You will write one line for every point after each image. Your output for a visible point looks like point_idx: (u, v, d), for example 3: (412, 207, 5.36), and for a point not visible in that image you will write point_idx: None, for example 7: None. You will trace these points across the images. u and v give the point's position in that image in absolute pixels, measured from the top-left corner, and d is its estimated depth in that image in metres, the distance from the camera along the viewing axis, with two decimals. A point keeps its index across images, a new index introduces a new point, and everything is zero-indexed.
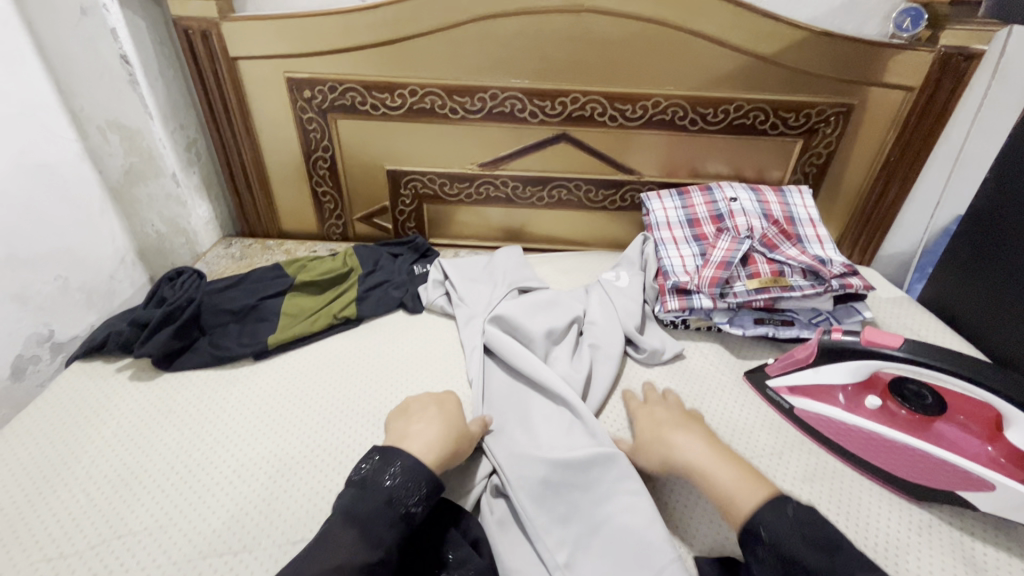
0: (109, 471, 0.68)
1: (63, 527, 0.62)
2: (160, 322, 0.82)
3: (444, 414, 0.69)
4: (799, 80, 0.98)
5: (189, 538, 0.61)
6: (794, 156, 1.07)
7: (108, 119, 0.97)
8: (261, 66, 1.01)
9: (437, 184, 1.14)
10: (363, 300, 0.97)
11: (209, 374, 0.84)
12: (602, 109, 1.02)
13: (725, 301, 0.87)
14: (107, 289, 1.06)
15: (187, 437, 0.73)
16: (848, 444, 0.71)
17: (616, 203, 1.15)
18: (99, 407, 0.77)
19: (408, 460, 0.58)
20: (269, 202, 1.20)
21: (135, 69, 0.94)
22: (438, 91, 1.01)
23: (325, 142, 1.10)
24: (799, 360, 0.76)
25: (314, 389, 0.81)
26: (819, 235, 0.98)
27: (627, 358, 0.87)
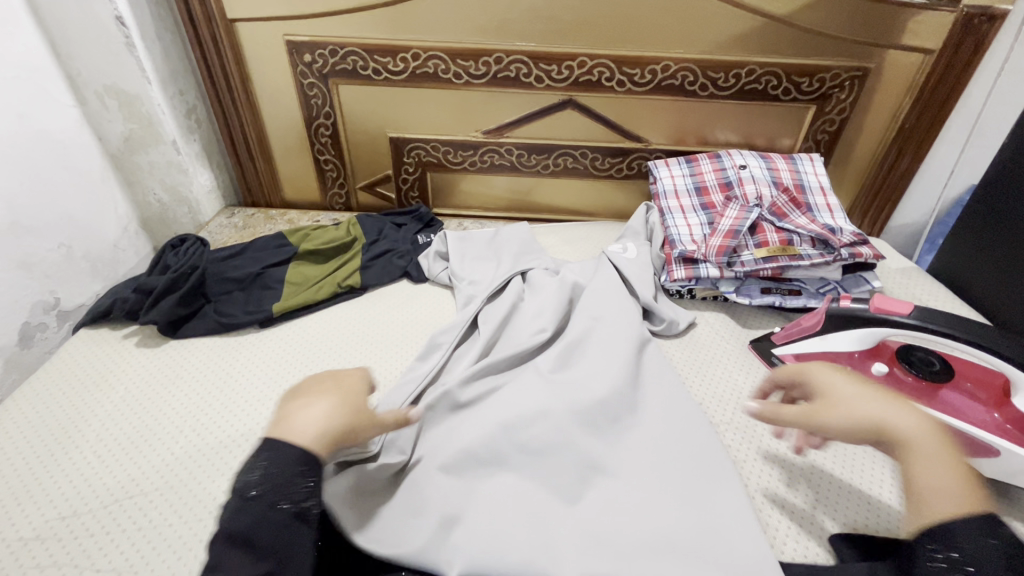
0: (119, 434, 0.69)
1: (75, 487, 0.63)
2: (165, 289, 0.83)
3: (342, 391, 0.53)
4: (814, 42, 0.95)
5: (201, 498, 0.62)
6: (806, 123, 1.04)
7: (105, 83, 0.96)
8: (260, 28, 0.99)
9: (440, 152, 1.12)
10: (367, 269, 0.96)
11: (218, 340, 0.84)
12: (609, 73, 0.99)
13: (732, 271, 0.86)
14: (111, 258, 1.06)
15: (195, 402, 0.74)
16: None
17: (622, 172, 1.14)
18: (107, 374, 0.78)
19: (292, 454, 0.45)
20: (271, 170, 1.19)
21: (132, 32, 0.93)
22: (442, 55, 0.99)
23: (326, 108, 1.08)
24: (806, 328, 0.75)
25: (322, 356, 0.81)
26: (829, 203, 0.96)
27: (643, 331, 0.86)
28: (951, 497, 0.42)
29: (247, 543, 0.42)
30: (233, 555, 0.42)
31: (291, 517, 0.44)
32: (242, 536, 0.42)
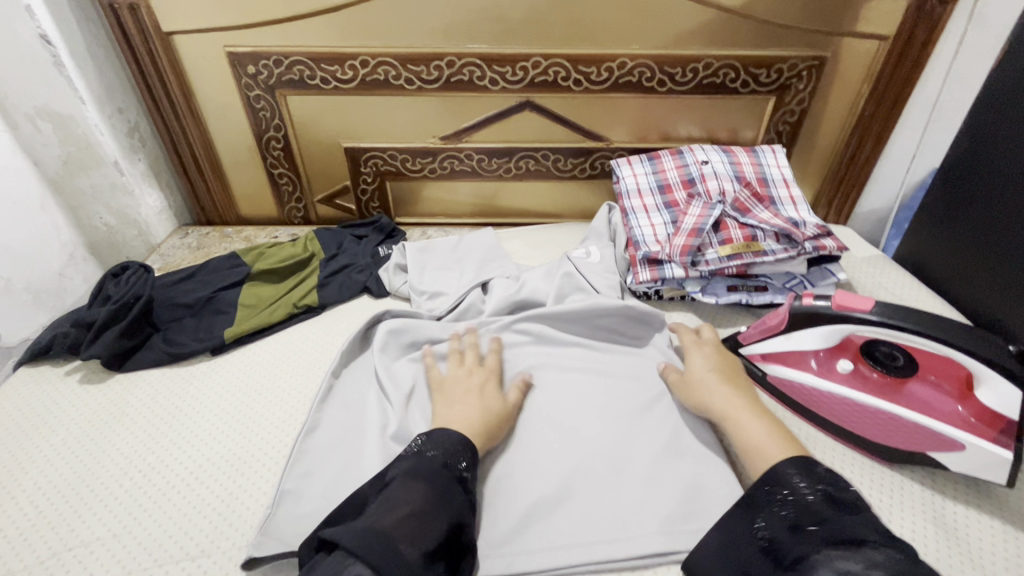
0: (59, 481, 0.65)
1: (10, 542, 0.59)
2: (106, 322, 0.78)
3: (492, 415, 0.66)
4: (770, 33, 0.93)
5: (145, 546, 0.59)
6: (766, 115, 1.03)
7: (37, 106, 0.91)
8: (198, 40, 0.95)
9: (398, 161, 1.09)
10: (325, 287, 0.93)
11: (166, 371, 0.80)
12: (565, 72, 0.97)
13: (697, 270, 0.85)
14: (57, 287, 1.00)
15: (142, 440, 0.70)
16: (822, 410, 0.70)
17: (585, 172, 1.11)
18: (48, 415, 0.74)
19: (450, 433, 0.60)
20: (225, 187, 1.14)
21: (59, 50, 0.89)
22: (392, 61, 0.95)
23: (276, 121, 1.03)
24: (770, 327, 0.73)
25: (277, 381, 0.78)
26: (792, 195, 0.95)
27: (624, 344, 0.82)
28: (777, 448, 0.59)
29: (425, 481, 0.54)
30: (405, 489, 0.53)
31: (449, 473, 0.56)
32: (415, 473, 0.55)
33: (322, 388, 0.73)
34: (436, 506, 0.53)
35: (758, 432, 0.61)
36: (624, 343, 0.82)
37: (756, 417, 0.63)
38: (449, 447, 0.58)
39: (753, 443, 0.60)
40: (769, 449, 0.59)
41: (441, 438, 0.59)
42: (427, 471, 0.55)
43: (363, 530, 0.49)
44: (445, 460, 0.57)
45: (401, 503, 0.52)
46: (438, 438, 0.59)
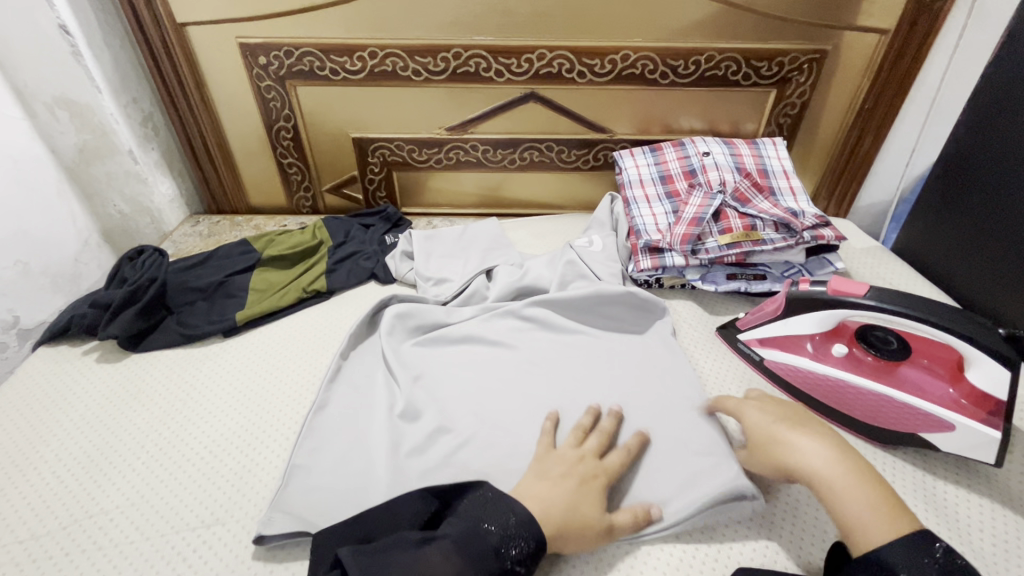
0: (79, 453, 0.68)
1: (33, 510, 0.62)
2: (122, 303, 0.81)
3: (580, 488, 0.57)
4: (771, 26, 0.95)
5: (162, 514, 0.61)
6: (768, 107, 1.04)
7: (55, 95, 0.94)
8: (210, 31, 0.97)
9: (405, 151, 1.11)
10: (333, 273, 0.95)
11: (179, 352, 0.83)
12: (569, 65, 0.99)
13: (697, 258, 0.87)
14: (73, 273, 1.04)
15: (157, 417, 0.73)
16: (817, 393, 0.72)
17: (589, 163, 1.13)
18: (67, 392, 0.76)
19: (521, 512, 0.53)
20: (235, 176, 1.17)
21: (77, 40, 0.91)
22: (400, 52, 0.97)
23: (286, 111, 1.06)
24: (768, 314, 0.76)
25: (287, 361, 0.81)
26: (793, 187, 0.96)
27: (623, 331, 0.84)
28: (880, 522, 0.48)
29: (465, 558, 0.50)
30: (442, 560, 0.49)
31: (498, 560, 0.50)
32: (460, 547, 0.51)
33: (330, 368, 0.75)
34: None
35: (859, 506, 0.49)
36: (623, 330, 0.84)
37: (859, 485, 0.50)
38: (510, 528, 0.52)
39: (848, 519, 0.49)
40: (867, 530, 0.48)
41: (509, 515, 0.53)
42: (479, 543, 0.51)
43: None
44: (501, 545, 0.51)
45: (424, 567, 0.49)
46: (505, 510, 0.54)
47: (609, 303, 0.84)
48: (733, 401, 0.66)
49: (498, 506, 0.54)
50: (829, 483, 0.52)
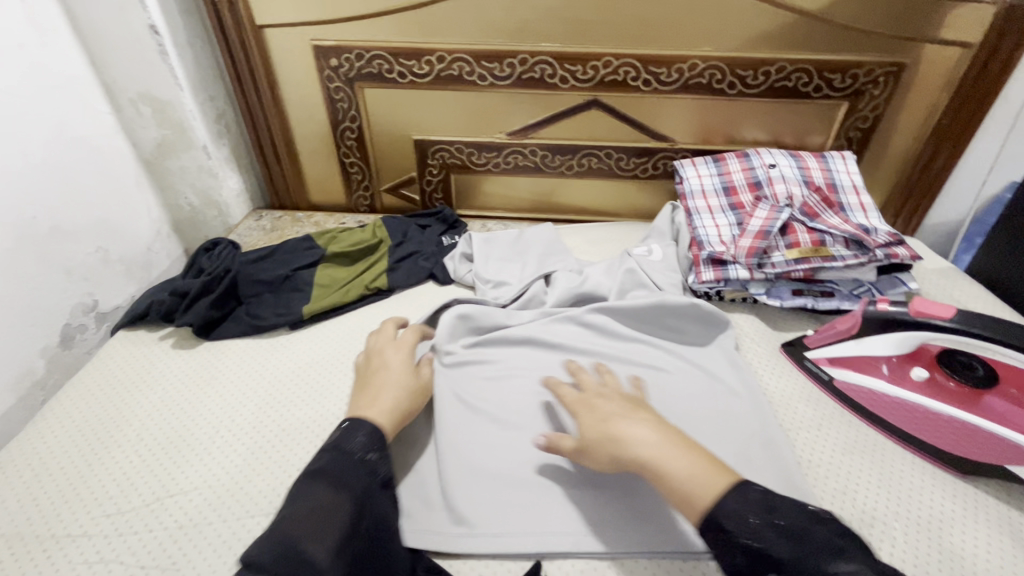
0: (158, 435, 0.71)
1: (118, 486, 0.65)
2: (199, 292, 0.85)
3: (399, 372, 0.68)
4: (846, 37, 0.92)
5: (237, 498, 0.64)
6: (837, 120, 1.01)
7: (139, 91, 0.99)
8: (286, 34, 1.00)
9: (464, 154, 1.12)
10: (394, 272, 0.97)
11: (249, 342, 0.86)
12: (635, 73, 0.98)
13: (763, 272, 0.85)
14: (144, 261, 1.10)
15: (230, 403, 0.75)
16: (892, 416, 0.70)
17: (647, 172, 1.12)
18: (145, 375, 0.80)
19: (358, 422, 0.59)
20: (298, 173, 1.20)
21: (164, 40, 0.94)
22: (467, 57, 0.99)
23: (352, 112, 1.08)
24: (839, 332, 0.75)
25: (350, 355, 0.83)
26: (863, 203, 0.93)
27: (683, 342, 0.84)
28: (707, 478, 0.49)
29: (332, 482, 0.53)
30: (314, 488, 0.52)
31: (371, 476, 0.55)
32: (333, 477, 0.54)
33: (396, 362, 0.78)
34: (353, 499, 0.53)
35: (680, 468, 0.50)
36: (683, 342, 0.83)
37: (677, 449, 0.52)
38: (360, 442, 0.57)
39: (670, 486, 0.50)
40: (697, 492, 0.48)
41: (356, 432, 0.58)
42: (345, 467, 0.55)
43: (272, 533, 0.49)
44: (359, 456, 0.56)
45: (305, 505, 0.51)
46: (357, 426, 0.59)
47: (671, 316, 0.83)
48: (568, 392, 0.65)
49: (347, 428, 0.58)
50: (656, 451, 0.51)
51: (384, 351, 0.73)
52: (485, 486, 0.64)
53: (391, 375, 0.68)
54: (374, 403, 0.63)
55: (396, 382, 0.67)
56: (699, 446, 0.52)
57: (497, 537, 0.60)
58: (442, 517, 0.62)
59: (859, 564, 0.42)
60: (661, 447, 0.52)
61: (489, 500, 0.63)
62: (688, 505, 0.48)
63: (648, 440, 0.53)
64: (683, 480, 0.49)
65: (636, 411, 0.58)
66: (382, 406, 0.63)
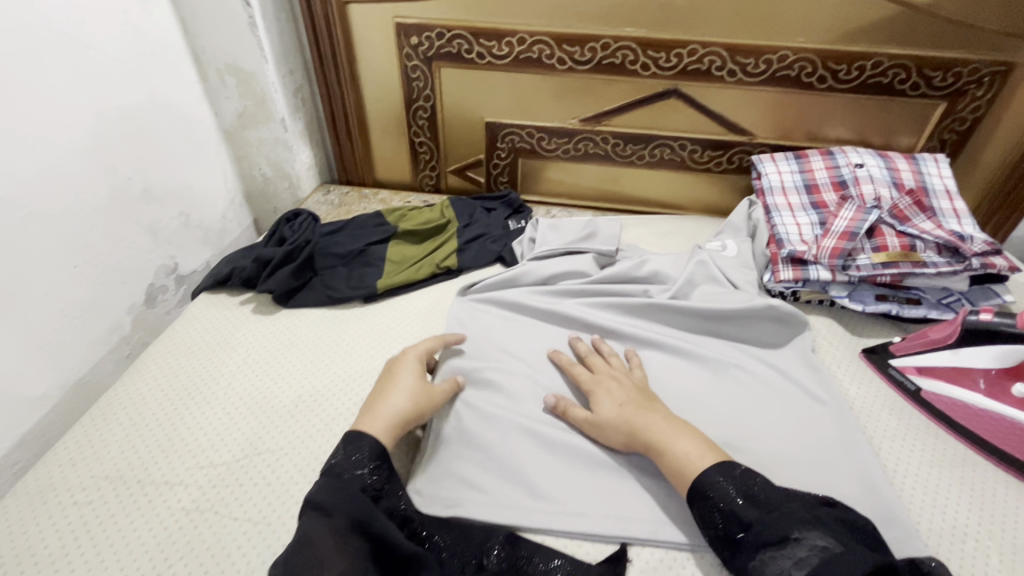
0: (243, 394, 0.74)
1: (210, 440, 0.68)
2: (280, 261, 0.88)
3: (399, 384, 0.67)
4: (952, 32, 0.88)
5: (320, 461, 0.66)
6: (932, 120, 0.97)
7: (226, 62, 1.01)
8: (370, 10, 1.01)
9: (534, 139, 1.12)
10: (463, 252, 0.97)
11: (324, 312, 0.88)
12: (721, 62, 0.95)
13: (847, 274, 0.82)
14: (219, 228, 1.14)
15: (309, 369, 0.78)
16: (987, 433, 0.67)
17: (721, 165, 1.09)
18: (228, 337, 0.83)
19: (356, 439, 0.58)
20: (367, 150, 1.21)
21: (254, 11, 0.95)
22: (548, 40, 0.98)
23: (427, 91, 1.09)
24: (932, 340, 0.74)
25: (423, 331, 0.84)
26: (956, 208, 0.89)
27: (755, 343, 0.81)
28: (697, 455, 0.58)
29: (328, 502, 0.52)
30: (313, 516, 0.51)
31: (362, 492, 0.54)
32: (322, 506, 0.52)
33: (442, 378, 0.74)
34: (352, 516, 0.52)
35: (683, 449, 0.58)
36: (755, 342, 0.81)
37: (680, 432, 0.60)
38: (352, 456, 0.57)
39: (674, 464, 0.58)
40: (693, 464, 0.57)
41: (348, 447, 0.57)
42: (335, 490, 0.53)
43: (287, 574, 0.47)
44: (351, 473, 0.55)
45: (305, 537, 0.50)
46: (355, 442, 0.58)
47: (744, 316, 0.81)
48: (582, 371, 0.72)
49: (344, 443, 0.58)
50: (665, 435, 0.60)
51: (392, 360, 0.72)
52: (560, 470, 0.65)
53: (395, 385, 0.67)
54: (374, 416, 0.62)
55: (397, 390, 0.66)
56: (696, 430, 0.61)
57: (577, 521, 0.60)
58: (520, 496, 0.63)
59: (821, 536, 0.48)
60: (669, 431, 0.60)
61: (567, 483, 0.63)
62: (683, 478, 0.57)
63: (660, 425, 0.61)
64: (681, 459, 0.58)
65: (650, 400, 0.66)
66: (381, 417, 0.62)
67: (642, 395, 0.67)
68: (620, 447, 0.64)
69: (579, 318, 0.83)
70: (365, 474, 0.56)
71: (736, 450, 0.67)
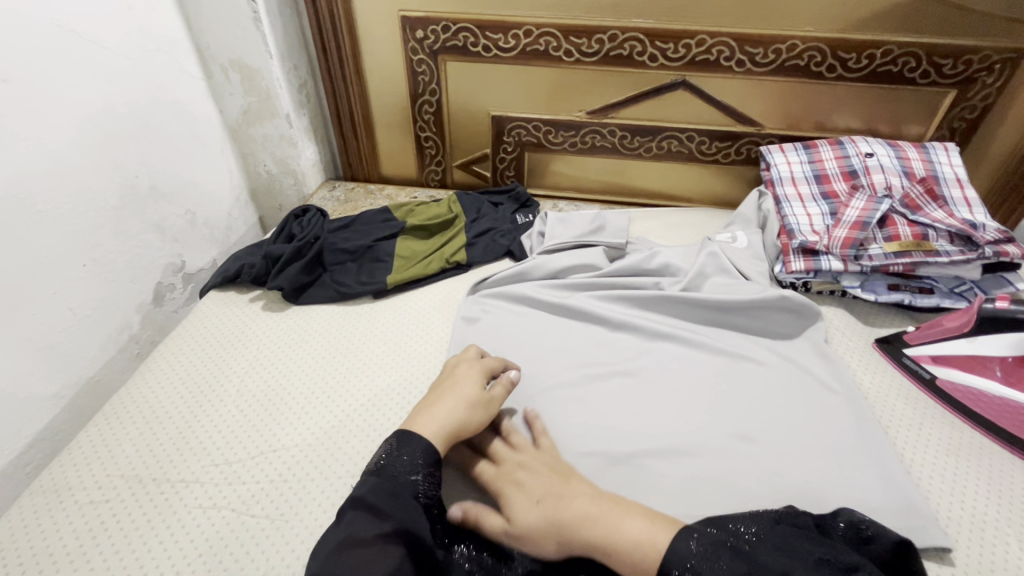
0: (256, 392, 0.74)
1: (224, 437, 0.68)
2: (291, 258, 0.87)
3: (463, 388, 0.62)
4: (962, 20, 0.87)
5: (335, 457, 0.66)
6: (942, 109, 0.96)
7: (230, 58, 1.00)
8: (375, 4, 1.00)
9: (541, 132, 1.11)
10: (472, 247, 0.97)
11: (335, 308, 0.88)
12: (729, 52, 0.95)
13: (859, 264, 0.82)
14: (225, 225, 1.13)
15: (322, 366, 0.77)
16: (1003, 421, 0.67)
17: (729, 157, 1.09)
18: (239, 335, 0.83)
19: (407, 438, 0.56)
20: (371, 146, 1.21)
21: (258, 6, 0.95)
22: (555, 32, 0.97)
23: (433, 85, 1.08)
24: (948, 329, 0.75)
25: (433, 327, 0.84)
26: (967, 197, 0.89)
27: (767, 333, 0.81)
28: (648, 537, 0.48)
29: (377, 504, 0.50)
30: (359, 514, 0.49)
31: (413, 498, 0.52)
32: (370, 503, 0.50)
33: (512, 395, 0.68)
34: (399, 523, 0.49)
35: (631, 530, 0.49)
36: (766, 332, 0.81)
37: (620, 512, 0.51)
38: (410, 457, 0.54)
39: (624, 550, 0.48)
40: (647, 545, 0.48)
41: (404, 447, 0.55)
42: (385, 489, 0.51)
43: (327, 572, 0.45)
44: (406, 477, 0.53)
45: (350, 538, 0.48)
46: (406, 442, 0.55)
47: (754, 306, 0.81)
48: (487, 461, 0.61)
49: (396, 443, 0.55)
50: (603, 520, 0.50)
51: (458, 363, 0.68)
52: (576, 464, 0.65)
53: (457, 387, 0.63)
54: (426, 416, 0.59)
55: (459, 392, 0.62)
56: (633, 505, 0.52)
57: None
58: None
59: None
60: (608, 515, 0.51)
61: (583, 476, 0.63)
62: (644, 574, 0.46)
63: (592, 508, 0.52)
64: (631, 549, 0.48)
65: (569, 481, 0.56)
66: (432, 420, 0.58)
67: (554, 475, 0.57)
68: (555, 556, 0.52)
69: (590, 311, 0.83)
70: (417, 481, 0.53)
71: (752, 442, 0.67)
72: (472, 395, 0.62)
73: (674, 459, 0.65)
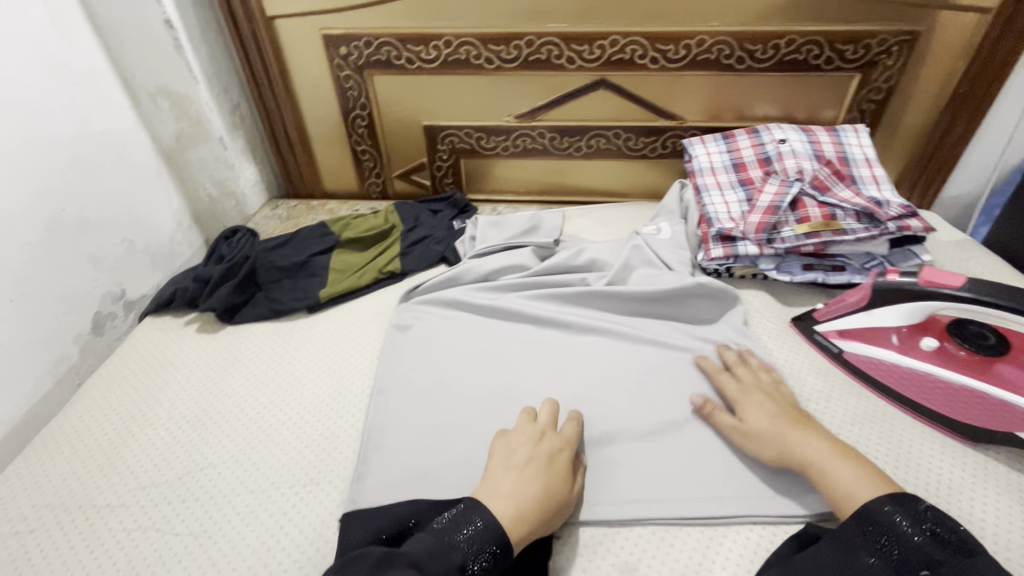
0: (186, 414, 0.75)
1: (151, 460, 0.69)
2: (221, 278, 0.89)
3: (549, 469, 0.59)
4: (857, 7, 0.91)
5: (262, 471, 0.67)
6: (850, 93, 1.00)
7: (157, 85, 1.02)
8: (298, 24, 1.02)
9: (473, 138, 1.13)
10: (406, 255, 0.99)
11: (270, 326, 0.89)
12: (642, 51, 0.98)
13: (772, 247, 0.85)
14: (169, 251, 1.14)
15: (252, 383, 0.79)
16: (903, 388, 0.70)
17: (656, 151, 1.12)
18: (171, 359, 0.83)
19: (489, 519, 0.52)
20: (311, 163, 1.22)
21: (180, 34, 0.97)
22: (473, 40, 0.99)
23: (362, 99, 1.10)
24: (850, 304, 0.76)
25: (365, 337, 0.86)
26: (875, 175, 0.93)
27: (689, 318, 0.84)
28: (868, 483, 0.53)
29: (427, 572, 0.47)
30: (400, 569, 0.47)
31: None
32: (419, 561, 0.48)
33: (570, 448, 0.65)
34: None
35: (847, 474, 0.55)
36: (688, 317, 0.84)
37: (848, 459, 0.56)
38: (480, 536, 0.51)
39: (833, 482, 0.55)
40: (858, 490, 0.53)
41: (480, 521, 0.52)
42: (438, 556, 0.49)
43: None
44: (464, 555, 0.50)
45: None
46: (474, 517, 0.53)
47: (672, 294, 0.83)
48: (729, 382, 0.69)
49: (467, 511, 0.53)
50: (826, 460, 0.56)
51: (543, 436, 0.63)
52: None
53: (540, 466, 0.59)
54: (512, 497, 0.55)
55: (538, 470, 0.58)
56: (861, 459, 0.56)
57: None
58: None
59: None
60: (833, 457, 0.56)
61: None
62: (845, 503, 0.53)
63: (819, 447, 0.58)
64: (844, 486, 0.54)
65: (809, 424, 0.61)
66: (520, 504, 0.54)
67: (799, 418, 0.62)
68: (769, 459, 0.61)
69: (517, 310, 0.85)
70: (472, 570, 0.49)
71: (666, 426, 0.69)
72: (555, 464, 0.59)
73: (592, 447, 0.67)
